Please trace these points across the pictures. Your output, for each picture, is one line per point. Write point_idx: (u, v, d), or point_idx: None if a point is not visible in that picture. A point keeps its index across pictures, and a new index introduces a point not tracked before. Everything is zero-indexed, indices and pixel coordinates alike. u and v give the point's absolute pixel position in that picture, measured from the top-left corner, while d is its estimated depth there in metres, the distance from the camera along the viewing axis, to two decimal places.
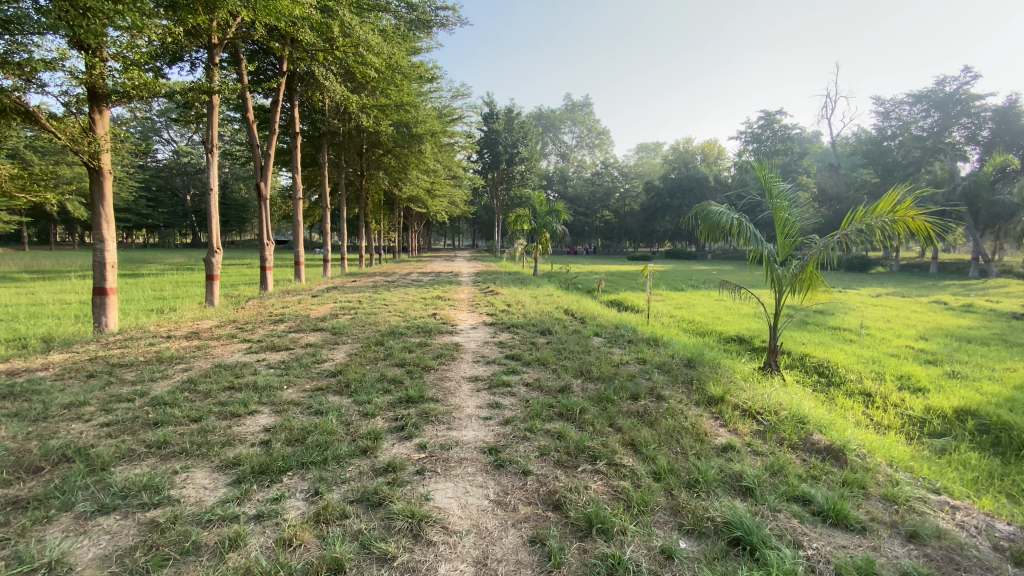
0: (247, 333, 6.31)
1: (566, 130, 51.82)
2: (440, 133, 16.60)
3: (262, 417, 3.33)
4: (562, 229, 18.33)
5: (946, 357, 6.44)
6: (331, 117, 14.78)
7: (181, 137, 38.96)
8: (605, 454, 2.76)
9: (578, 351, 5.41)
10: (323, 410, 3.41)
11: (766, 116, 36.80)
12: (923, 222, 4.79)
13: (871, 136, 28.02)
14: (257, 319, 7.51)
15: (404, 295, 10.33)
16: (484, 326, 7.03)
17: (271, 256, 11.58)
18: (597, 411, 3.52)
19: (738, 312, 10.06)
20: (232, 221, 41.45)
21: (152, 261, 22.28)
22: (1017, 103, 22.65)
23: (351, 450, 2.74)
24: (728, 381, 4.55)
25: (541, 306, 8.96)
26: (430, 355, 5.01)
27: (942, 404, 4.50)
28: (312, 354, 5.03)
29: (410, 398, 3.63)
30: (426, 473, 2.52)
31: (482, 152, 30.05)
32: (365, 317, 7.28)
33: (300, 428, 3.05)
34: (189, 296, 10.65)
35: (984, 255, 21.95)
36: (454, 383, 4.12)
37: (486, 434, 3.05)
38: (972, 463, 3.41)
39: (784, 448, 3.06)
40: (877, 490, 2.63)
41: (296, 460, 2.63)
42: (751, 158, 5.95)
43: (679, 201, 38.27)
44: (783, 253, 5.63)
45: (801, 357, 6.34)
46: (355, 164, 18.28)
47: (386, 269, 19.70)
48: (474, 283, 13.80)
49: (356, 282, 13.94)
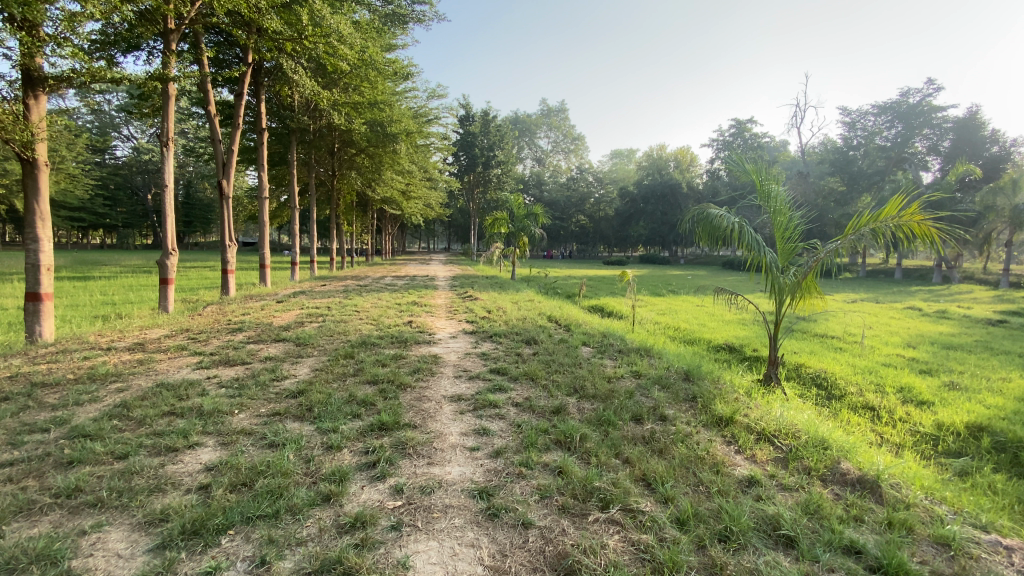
0: (201, 345, 5.67)
1: (542, 135, 51.57)
2: (415, 132, 16.03)
3: (206, 452, 2.78)
4: (541, 233, 17.90)
5: (940, 366, 6.28)
6: (300, 113, 13.99)
7: (141, 133, 36.97)
8: (618, 497, 2.33)
9: (568, 364, 5.00)
10: (280, 441, 2.88)
11: (738, 124, 37.41)
12: (930, 227, 4.53)
13: (837, 146, 28.60)
14: (213, 328, 6.82)
15: (377, 301, 9.73)
16: (464, 335, 6.55)
17: (234, 258, 10.81)
18: (599, 438, 3.10)
19: (724, 318, 9.88)
20: (196, 222, 39.69)
21: (107, 264, 20.95)
22: (977, 116, 23.42)
23: (311, 498, 2.24)
24: (734, 398, 4.20)
25: (523, 313, 8.51)
26: (406, 370, 4.52)
27: (953, 419, 4.24)
28: (271, 369, 4.46)
29: (383, 424, 3.13)
30: (404, 528, 2.04)
31: (458, 154, 29.50)
32: (334, 325, 6.70)
33: (251, 467, 2.52)
34: (143, 302, 9.85)
35: (947, 261, 22.66)
36: (434, 404, 3.64)
37: (475, 470, 2.58)
38: (1002, 487, 3.14)
39: (814, 482, 2.71)
40: (926, 531, 2.24)
41: (240, 514, 2.11)
42: (745, 160, 5.69)
43: (652, 207, 39.19)
44: (783, 260, 5.36)
45: (797, 368, 6.07)
46: (325, 163, 17.51)
47: (358, 272, 18.94)
48: (451, 288, 13.25)
49: (326, 286, 13.17)
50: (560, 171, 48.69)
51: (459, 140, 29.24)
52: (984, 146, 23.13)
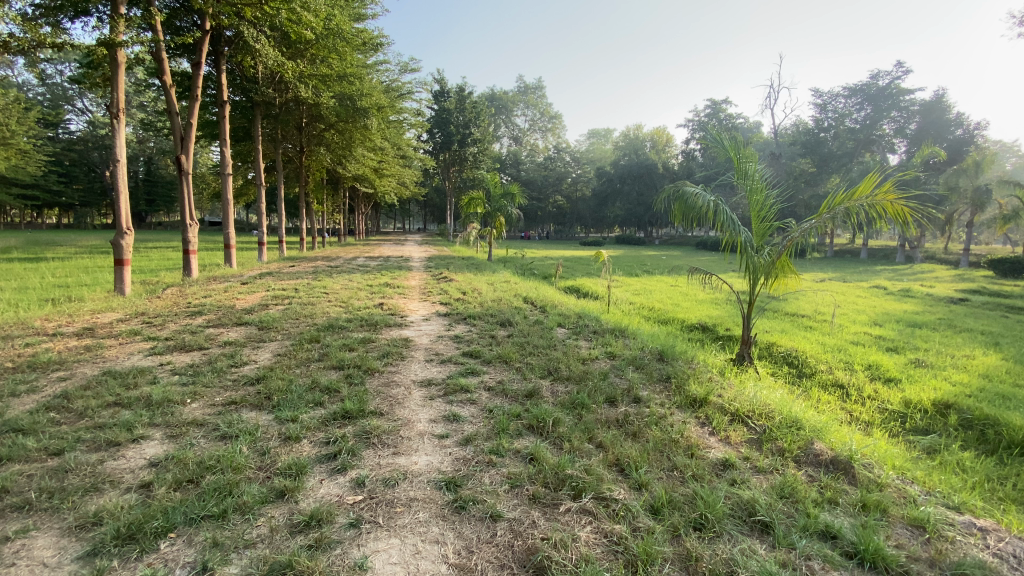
0: (156, 329, 5.35)
1: (518, 113, 50.68)
2: (387, 106, 15.46)
3: (152, 446, 2.58)
4: (518, 213, 17.65)
5: (905, 343, 6.44)
6: (264, 85, 13.30)
7: (97, 107, 35.02)
8: (590, 485, 2.24)
9: (543, 346, 4.88)
10: (233, 433, 2.70)
11: (713, 105, 37.56)
12: (901, 206, 4.55)
13: (809, 127, 28.83)
14: (172, 311, 6.48)
15: (348, 282, 9.42)
16: (437, 317, 6.37)
17: (196, 238, 10.32)
18: (572, 422, 3.01)
19: (697, 298, 9.92)
20: (159, 201, 37.99)
21: (61, 244, 19.85)
22: (943, 98, 24.01)
23: (263, 494, 2.09)
24: (708, 378, 4.17)
25: (499, 294, 8.37)
26: (374, 355, 4.33)
27: (920, 396, 4.30)
28: (230, 355, 4.22)
29: (346, 412, 2.97)
30: (363, 525, 1.91)
31: (433, 131, 28.81)
32: (301, 308, 6.43)
33: (198, 462, 2.34)
34: (98, 284, 9.34)
35: (910, 242, 23.41)
36: (402, 390, 3.48)
37: (442, 459, 2.47)
38: (968, 463, 3.18)
39: (788, 463, 2.68)
40: (901, 513, 2.23)
41: (183, 515, 1.95)
42: (724, 135, 5.55)
43: (628, 187, 39.42)
44: (758, 238, 5.32)
45: (769, 346, 6.12)
46: (293, 138, 16.79)
47: (330, 253, 18.41)
48: (426, 269, 12.99)
49: (294, 267, 12.73)
50: (537, 150, 48.20)
51: (434, 117, 28.54)
52: (949, 128, 23.77)
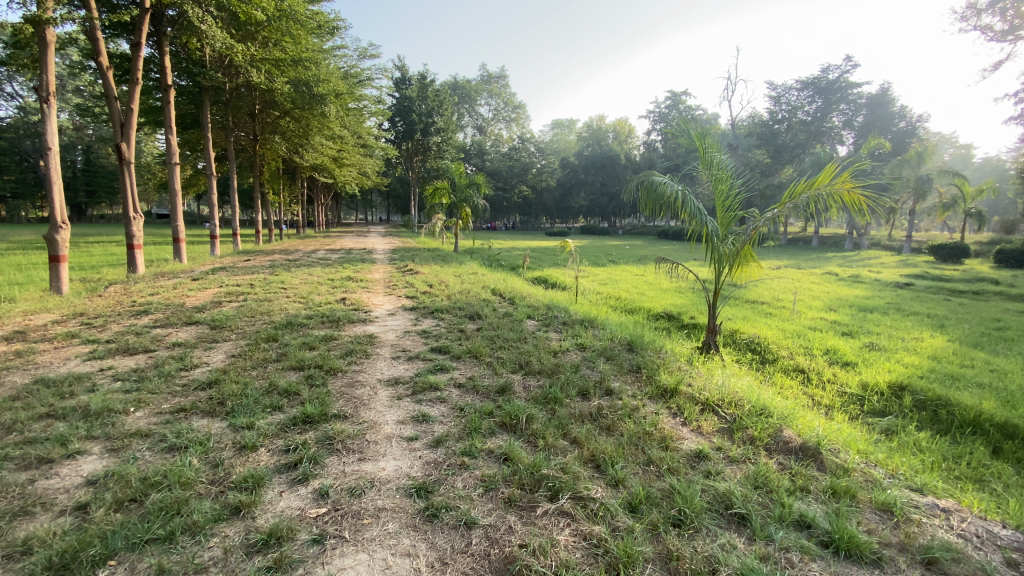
0: (96, 331, 4.96)
1: (482, 102, 50.01)
2: (345, 93, 14.90)
3: (89, 461, 2.35)
4: (483, 204, 17.43)
5: (859, 328, 6.71)
6: (213, 69, 12.55)
7: (27, 91, 32.53)
8: (567, 484, 2.17)
9: (513, 339, 4.80)
10: (182, 443, 2.49)
11: (673, 96, 38.20)
12: (859, 196, 4.69)
13: (764, 119, 29.62)
14: (115, 311, 6.04)
15: (308, 276, 9.06)
16: (404, 311, 6.19)
17: (141, 232, 9.69)
18: (546, 418, 2.94)
19: (661, 287, 10.05)
20: (101, 192, 35.72)
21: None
22: (887, 92, 25.20)
23: (215, 511, 1.92)
24: (677, 367, 4.20)
25: (466, 286, 8.22)
26: (337, 353, 4.14)
27: (877, 379, 4.46)
28: (179, 358, 3.94)
29: (307, 417, 2.80)
30: (327, 541, 1.78)
31: (394, 120, 28.07)
32: (257, 305, 6.12)
33: (142, 479, 2.14)
34: (31, 282, 8.63)
35: (858, 230, 24.48)
36: (367, 390, 3.33)
37: (412, 463, 2.35)
38: (923, 444, 3.30)
39: (759, 453, 2.70)
40: (868, 498, 2.27)
41: (124, 539, 1.76)
42: (689, 125, 5.54)
43: (592, 177, 39.87)
44: (724, 228, 5.39)
45: (733, 334, 6.23)
46: (245, 126, 15.97)
47: (288, 246, 17.72)
48: (390, 261, 12.70)
49: (250, 261, 12.14)
50: (502, 139, 47.83)
51: (395, 105, 27.81)
52: (893, 121, 25.00)
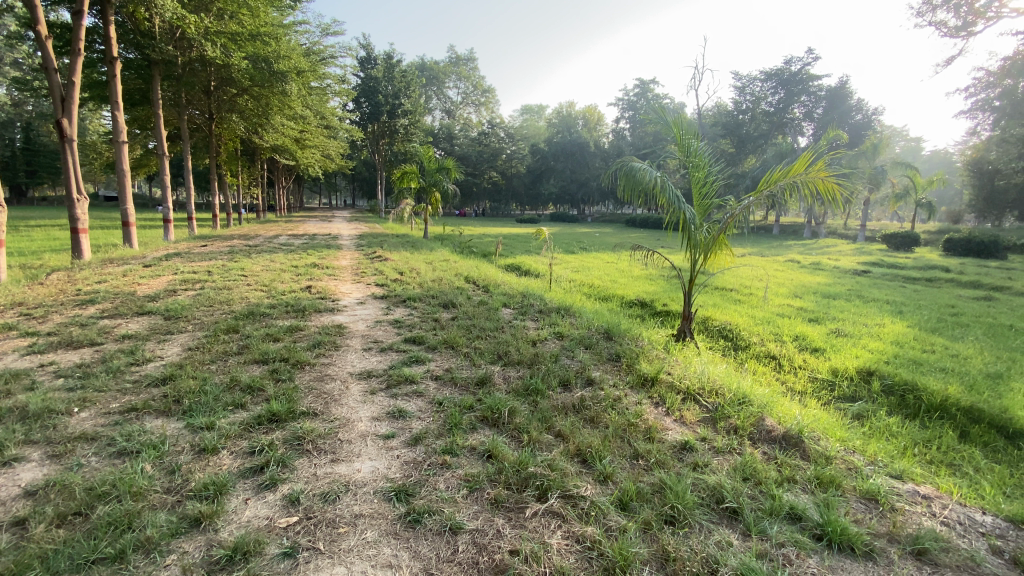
0: (36, 323, 4.54)
1: (450, 85, 48.96)
2: (307, 71, 14.20)
3: (27, 470, 2.10)
4: (453, 189, 17.08)
5: (824, 314, 6.88)
6: (163, 41, 11.65)
7: None
8: (554, 482, 2.08)
9: (490, 328, 4.68)
10: (134, 448, 2.27)
11: (642, 84, 38.40)
12: (833, 183, 4.72)
13: (729, 109, 30.24)
14: (57, 300, 5.57)
15: (270, 263, 8.64)
16: (374, 300, 5.95)
17: (86, 216, 9.00)
18: (528, 411, 2.83)
19: (632, 275, 10.08)
20: (42, 172, 33.35)
21: None
22: (845, 85, 25.88)
23: (172, 525, 1.73)
24: (655, 356, 4.16)
25: (438, 274, 8.02)
26: (304, 344, 3.92)
27: (846, 365, 4.56)
28: (129, 352, 3.63)
29: (273, 415, 2.61)
30: (301, 553, 1.63)
31: (359, 101, 27.16)
32: (215, 293, 5.75)
33: (88, 489, 1.92)
34: None
35: (816, 219, 25.29)
36: (338, 384, 3.15)
37: (390, 463, 2.21)
38: (893, 428, 3.37)
39: (744, 443, 2.67)
40: (853, 486, 2.27)
41: (67, 560, 1.56)
42: (665, 111, 5.47)
43: (562, 165, 39.88)
44: (700, 216, 5.35)
45: (705, 321, 6.28)
46: (199, 103, 15.06)
47: (247, 231, 16.93)
48: (357, 247, 12.28)
49: (206, 247, 11.51)
50: (471, 123, 47.07)
51: (360, 85, 26.90)
52: (851, 113, 25.77)
